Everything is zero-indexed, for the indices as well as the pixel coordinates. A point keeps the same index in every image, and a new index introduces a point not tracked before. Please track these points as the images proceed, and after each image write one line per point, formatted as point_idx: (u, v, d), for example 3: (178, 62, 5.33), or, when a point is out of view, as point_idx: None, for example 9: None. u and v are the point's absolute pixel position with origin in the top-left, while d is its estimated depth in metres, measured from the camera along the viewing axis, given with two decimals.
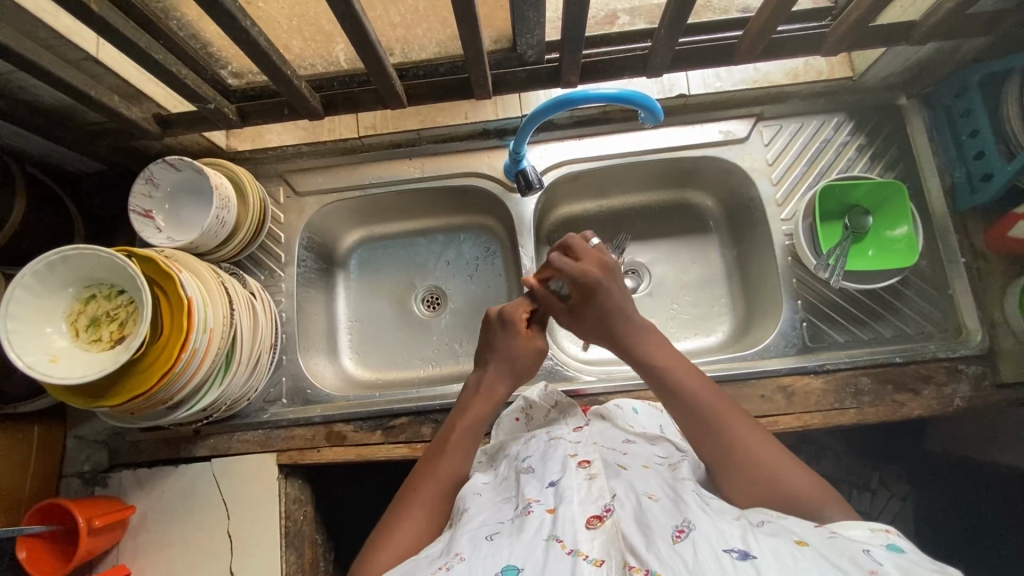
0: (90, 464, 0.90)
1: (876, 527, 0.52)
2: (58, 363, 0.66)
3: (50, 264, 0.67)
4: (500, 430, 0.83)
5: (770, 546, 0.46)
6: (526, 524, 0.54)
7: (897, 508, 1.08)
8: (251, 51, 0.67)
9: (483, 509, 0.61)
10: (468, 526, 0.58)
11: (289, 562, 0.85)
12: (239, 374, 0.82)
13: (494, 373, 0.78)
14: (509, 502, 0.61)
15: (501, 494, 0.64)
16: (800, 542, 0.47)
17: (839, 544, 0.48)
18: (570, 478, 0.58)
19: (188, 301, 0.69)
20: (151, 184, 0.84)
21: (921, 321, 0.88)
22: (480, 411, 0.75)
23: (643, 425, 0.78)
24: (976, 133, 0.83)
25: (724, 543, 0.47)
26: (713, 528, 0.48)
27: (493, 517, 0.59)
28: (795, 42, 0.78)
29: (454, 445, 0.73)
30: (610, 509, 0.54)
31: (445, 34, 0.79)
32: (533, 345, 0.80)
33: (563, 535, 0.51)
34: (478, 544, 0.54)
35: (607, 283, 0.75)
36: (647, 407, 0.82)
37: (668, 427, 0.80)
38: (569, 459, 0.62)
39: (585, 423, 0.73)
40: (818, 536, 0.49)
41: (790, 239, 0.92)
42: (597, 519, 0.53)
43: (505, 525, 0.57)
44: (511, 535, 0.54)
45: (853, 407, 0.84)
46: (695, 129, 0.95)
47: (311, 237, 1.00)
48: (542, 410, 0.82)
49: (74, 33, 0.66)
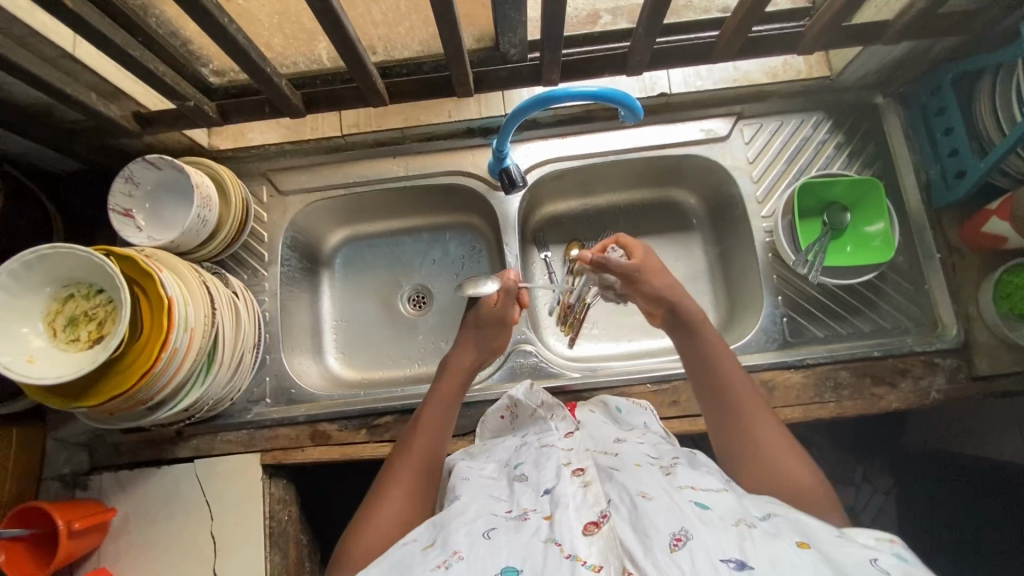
0: (71, 466, 0.89)
1: (880, 537, 0.54)
2: (35, 364, 0.65)
3: (26, 263, 0.66)
4: (486, 427, 0.84)
5: (769, 550, 0.47)
6: (524, 527, 0.55)
7: (880, 501, 1.13)
8: (231, 49, 0.66)
9: (475, 499, 0.64)
10: (463, 520, 0.59)
11: (274, 563, 0.85)
12: (221, 373, 0.81)
13: (459, 347, 0.83)
14: (500, 502, 0.63)
15: (491, 490, 0.66)
16: (802, 544, 0.48)
17: (847, 547, 0.49)
18: (564, 486, 0.59)
19: (168, 299, 0.69)
20: (131, 183, 0.84)
21: (898, 317, 0.89)
22: (449, 385, 0.79)
23: (629, 420, 0.80)
24: (951, 131, 0.85)
25: (721, 553, 0.47)
26: (712, 537, 0.49)
27: (486, 509, 0.61)
28: (772, 42, 0.79)
29: (426, 422, 0.75)
30: (606, 515, 0.54)
31: (428, 33, 0.79)
32: (503, 308, 0.84)
33: (561, 539, 0.52)
34: (476, 541, 0.55)
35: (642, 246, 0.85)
36: (631, 406, 0.82)
37: (652, 423, 0.80)
38: (563, 468, 0.63)
39: (576, 426, 0.73)
40: (825, 538, 0.51)
41: (770, 236, 0.93)
42: (594, 526, 0.53)
43: (500, 523, 0.58)
44: (509, 533, 0.55)
45: (832, 401, 0.85)
46: (676, 128, 0.96)
47: (294, 236, 1.00)
48: (527, 409, 0.81)
49: (49, 30, 0.65)
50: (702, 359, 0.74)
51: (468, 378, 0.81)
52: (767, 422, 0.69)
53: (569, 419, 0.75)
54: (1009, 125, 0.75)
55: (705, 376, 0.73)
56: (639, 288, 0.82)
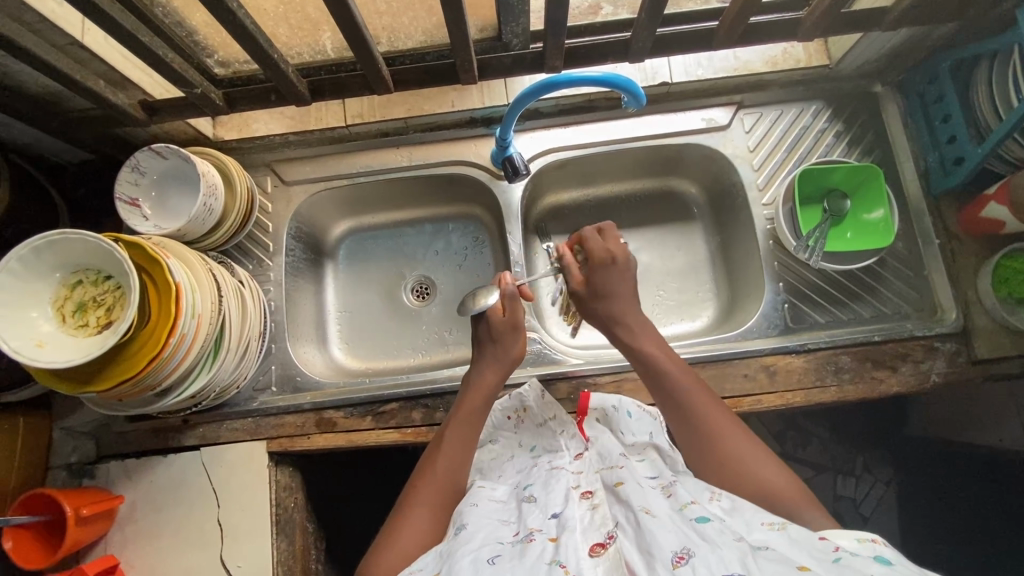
0: (77, 455, 0.89)
1: (862, 537, 0.56)
2: (44, 349, 0.66)
3: (35, 249, 0.66)
4: (491, 425, 0.86)
5: (771, 570, 0.48)
6: (529, 550, 0.57)
7: (881, 492, 1.13)
8: (238, 34, 0.66)
9: (482, 527, 0.64)
10: (468, 548, 0.60)
11: (280, 550, 0.85)
12: (227, 361, 0.82)
13: (483, 364, 0.81)
14: (508, 525, 0.64)
15: (500, 514, 0.67)
16: (802, 567, 0.49)
17: (844, 569, 0.49)
18: (573, 509, 0.62)
19: (176, 286, 0.69)
20: (137, 172, 0.84)
21: (898, 302, 0.90)
22: (472, 404, 0.79)
23: (633, 432, 0.81)
24: (948, 118, 0.86)
25: (723, 569, 0.49)
26: (713, 554, 0.50)
27: (493, 537, 0.62)
28: (771, 28, 0.79)
29: (451, 443, 0.76)
30: (612, 536, 0.57)
31: (431, 22, 0.80)
32: (511, 317, 0.82)
33: (566, 561, 0.54)
34: (480, 568, 0.56)
35: (625, 262, 0.81)
36: (642, 412, 0.84)
37: (658, 434, 0.82)
38: (572, 491, 0.66)
39: (585, 445, 0.77)
40: (823, 563, 0.50)
41: (771, 223, 0.94)
42: (600, 547, 0.56)
43: (505, 549, 0.59)
44: (513, 559, 0.56)
45: (833, 384, 0.86)
46: (678, 118, 0.97)
47: (299, 226, 1.00)
48: (535, 415, 0.85)
49: (60, 18, 0.66)
50: (641, 361, 0.76)
51: (493, 397, 0.81)
52: (714, 413, 0.71)
53: (579, 437, 0.79)
54: (1005, 110, 0.76)
55: (649, 375, 0.76)
56: (585, 307, 0.82)
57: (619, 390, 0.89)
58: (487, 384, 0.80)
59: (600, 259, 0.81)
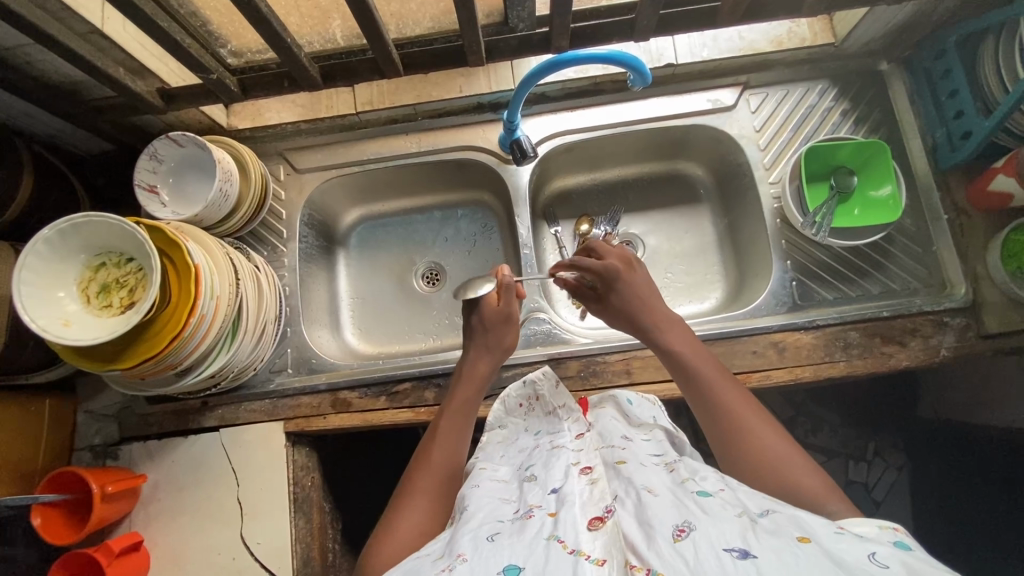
0: (101, 436, 0.92)
1: (884, 524, 0.55)
2: (70, 327, 0.68)
3: (61, 232, 0.69)
4: (503, 412, 0.87)
5: (771, 545, 0.48)
6: (528, 526, 0.58)
7: (893, 478, 1.14)
8: (253, 17, 0.68)
9: (482, 507, 0.65)
10: (469, 527, 0.60)
11: (297, 527, 0.87)
12: (246, 341, 0.84)
13: (474, 353, 0.84)
14: (509, 504, 0.66)
15: (501, 493, 0.68)
16: (802, 538, 0.49)
17: (846, 542, 0.49)
18: (572, 485, 0.63)
19: (195, 267, 0.71)
20: (155, 159, 0.87)
21: (906, 278, 0.90)
22: (466, 394, 0.81)
23: (637, 416, 0.79)
24: (955, 93, 0.86)
25: (724, 541, 0.49)
26: (714, 527, 0.51)
27: (492, 516, 0.63)
28: (773, 5, 0.80)
29: (445, 431, 0.78)
30: (610, 510, 0.58)
31: (439, 8, 0.82)
32: (504, 307, 0.85)
33: (564, 536, 0.55)
34: (479, 544, 0.56)
35: (634, 269, 0.86)
36: (640, 399, 0.83)
37: (662, 418, 0.81)
38: (572, 467, 0.68)
39: (588, 427, 0.77)
40: (825, 534, 0.50)
41: (778, 202, 0.95)
42: (599, 521, 0.56)
43: (505, 526, 0.60)
44: (512, 536, 0.57)
45: (842, 360, 0.86)
46: (684, 99, 0.97)
47: (311, 214, 1.02)
48: (545, 399, 0.85)
49: (82, 7, 0.68)
50: (676, 360, 0.76)
51: (484, 385, 0.84)
52: (710, 367, 0.75)
53: (582, 421, 0.78)
54: (1013, 82, 0.76)
55: (682, 374, 0.75)
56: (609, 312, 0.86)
57: (627, 368, 0.90)
58: (477, 375, 0.83)
59: (602, 267, 0.86)
